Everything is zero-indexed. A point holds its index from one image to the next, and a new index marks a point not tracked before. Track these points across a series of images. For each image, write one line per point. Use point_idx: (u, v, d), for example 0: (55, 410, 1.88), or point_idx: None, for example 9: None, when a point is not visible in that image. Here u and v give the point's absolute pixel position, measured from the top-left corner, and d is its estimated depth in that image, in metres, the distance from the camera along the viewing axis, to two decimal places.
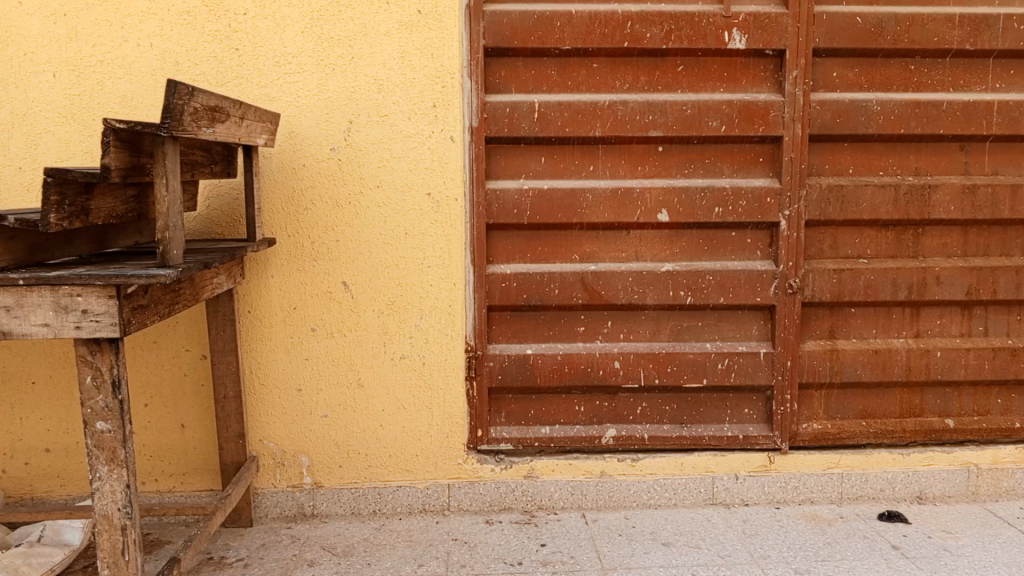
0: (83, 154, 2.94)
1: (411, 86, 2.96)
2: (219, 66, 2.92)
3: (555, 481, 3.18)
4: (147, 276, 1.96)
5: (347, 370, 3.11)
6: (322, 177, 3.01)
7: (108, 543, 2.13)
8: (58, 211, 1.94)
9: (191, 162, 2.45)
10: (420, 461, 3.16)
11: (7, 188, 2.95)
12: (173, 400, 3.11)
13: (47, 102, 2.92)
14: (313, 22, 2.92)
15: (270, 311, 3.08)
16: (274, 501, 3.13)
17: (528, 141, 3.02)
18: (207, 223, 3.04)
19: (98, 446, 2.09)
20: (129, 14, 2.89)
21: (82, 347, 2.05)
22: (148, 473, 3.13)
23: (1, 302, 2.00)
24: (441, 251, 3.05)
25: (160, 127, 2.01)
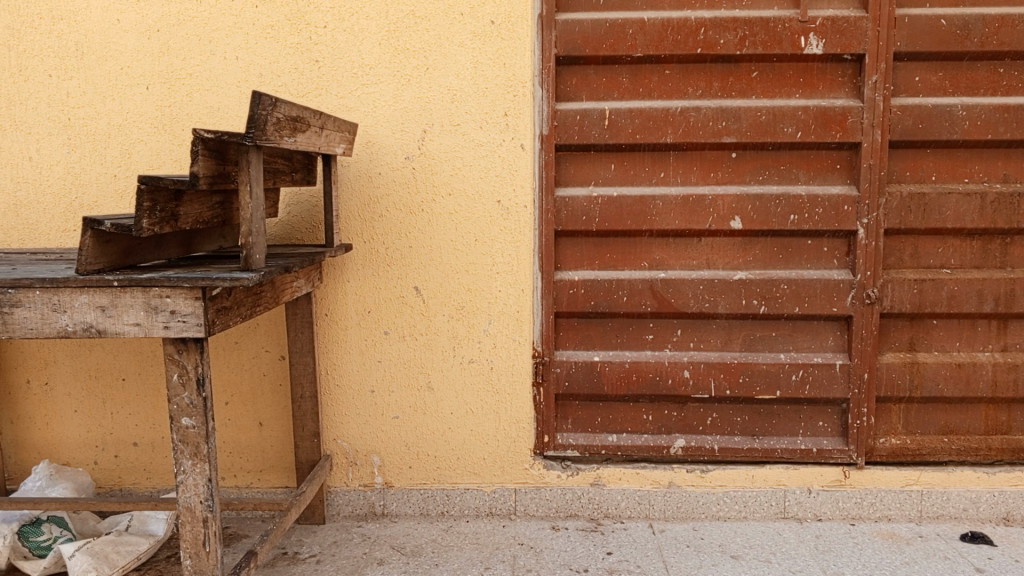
0: (173, 163, 3.09)
1: (484, 95, 3.01)
2: (301, 78, 3.03)
3: (621, 490, 3.17)
4: (231, 278, 2.05)
5: (417, 373, 3.17)
6: (396, 185, 3.08)
7: (190, 534, 2.23)
8: (151, 217, 2.05)
9: (273, 171, 2.55)
10: (487, 465, 3.20)
11: (103, 195, 3.12)
12: (252, 399, 3.23)
13: (141, 114, 3.08)
14: (389, 33, 3.00)
15: (344, 315, 3.16)
16: (346, 499, 3.22)
17: (599, 148, 3.03)
18: (287, 228, 3.15)
19: (183, 440, 2.19)
20: (218, 29, 3.02)
21: (170, 345, 2.15)
22: (228, 468, 3.26)
23: (97, 302, 2.12)
24: (510, 258, 3.09)
25: (245, 137, 2.10)
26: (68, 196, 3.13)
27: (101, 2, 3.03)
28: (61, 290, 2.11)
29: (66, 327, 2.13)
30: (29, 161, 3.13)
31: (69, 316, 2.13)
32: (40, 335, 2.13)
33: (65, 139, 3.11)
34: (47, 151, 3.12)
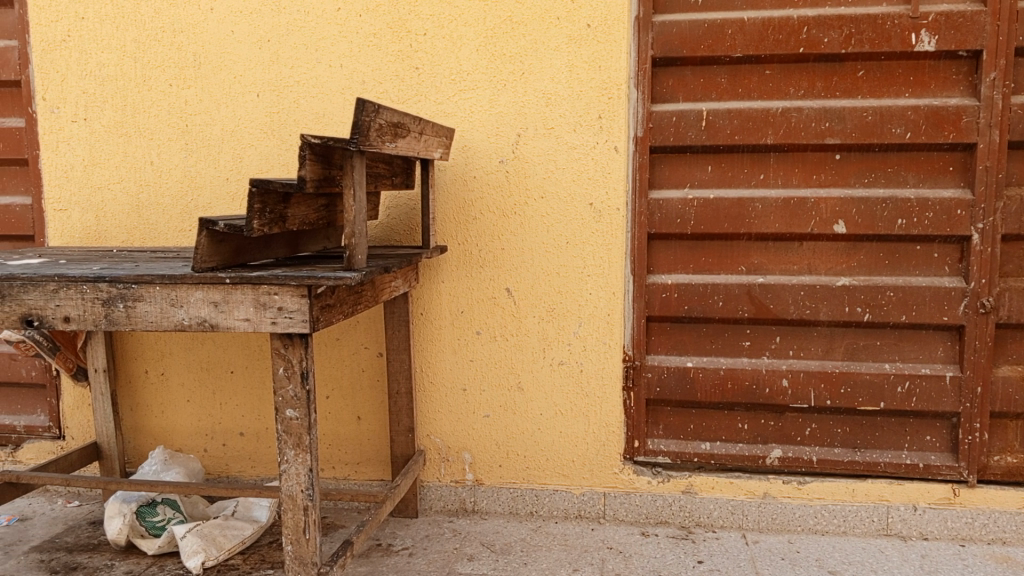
0: (280, 167, 3.24)
1: (579, 98, 3.02)
2: (401, 85, 3.13)
3: (714, 498, 3.12)
4: (334, 277, 2.13)
5: (508, 373, 3.21)
6: (491, 188, 3.13)
7: (291, 521, 2.33)
8: (261, 218, 2.15)
9: (374, 175, 2.64)
10: (577, 467, 3.21)
11: (217, 197, 3.30)
12: (351, 394, 3.35)
13: (252, 120, 3.24)
14: (487, 39, 3.05)
15: (439, 314, 3.24)
16: (439, 494, 3.30)
17: (695, 150, 2.99)
18: (386, 230, 3.25)
19: (287, 431, 2.29)
20: (324, 38, 3.15)
21: (277, 340, 2.26)
22: (327, 460, 3.39)
23: (211, 298, 2.24)
24: (602, 260, 3.08)
25: (350, 142, 2.18)
26: (185, 198, 3.33)
27: (217, 15, 3.21)
28: (178, 286, 2.25)
29: (182, 321, 2.26)
30: (151, 166, 3.34)
31: (185, 311, 2.26)
32: (159, 328, 2.27)
33: (183, 144, 3.31)
34: (167, 156, 3.33)
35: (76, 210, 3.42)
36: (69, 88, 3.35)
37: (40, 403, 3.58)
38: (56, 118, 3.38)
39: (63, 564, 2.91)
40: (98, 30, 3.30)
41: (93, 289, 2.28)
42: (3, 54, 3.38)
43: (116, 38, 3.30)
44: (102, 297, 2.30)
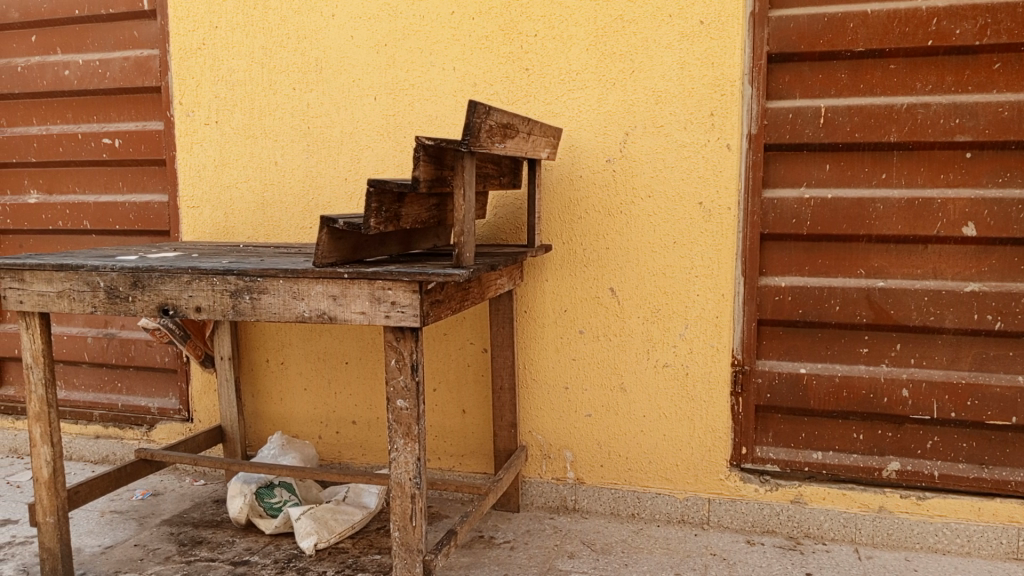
0: (395, 167, 3.35)
1: (690, 96, 2.97)
2: (511, 86, 3.17)
3: (825, 510, 3.00)
4: (444, 274, 2.19)
5: (612, 374, 3.20)
6: (597, 188, 3.13)
7: (399, 508, 2.41)
8: (377, 216, 2.24)
9: (483, 175, 2.69)
10: (681, 471, 3.16)
11: (335, 196, 3.45)
12: (457, 387, 3.42)
13: (369, 122, 3.36)
14: (597, 38, 3.05)
15: (544, 313, 3.27)
16: (540, 491, 3.32)
17: (812, 148, 2.89)
18: (493, 229, 3.31)
19: (397, 420, 2.36)
20: (438, 42, 3.23)
21: (390, 333, 2.34)
22: (433, 451, 3.48)
23: (330, 291, 2.35)
24: (711, 261, 3.03)
25: (461, 144, 2.24)
26: (305, 197, 3.49)
27: (338, 22, 3.35)
28: (300, 280, 2.37)
29: (303, 313, 2.38)
30: (275, 166, 3.53)
31: (306, 303, 2.38)
32: (281, 319, 2.40)
33: (304, 146, 3.47)
34: (290, 157, 3.50)
35: (207, 208, 3.65)
36: (203, 93, 3.58)
37: (172, 387, 3.84)
38: (191, 121, 3.62)
39: (189, 538, 3.12)
40: (230, 38, 3.51)
41: (223, 281, 2.44)
42: (146, 62, 3.66)
43: (246, 45, 3.50)
44: (231, 289, 2.45)
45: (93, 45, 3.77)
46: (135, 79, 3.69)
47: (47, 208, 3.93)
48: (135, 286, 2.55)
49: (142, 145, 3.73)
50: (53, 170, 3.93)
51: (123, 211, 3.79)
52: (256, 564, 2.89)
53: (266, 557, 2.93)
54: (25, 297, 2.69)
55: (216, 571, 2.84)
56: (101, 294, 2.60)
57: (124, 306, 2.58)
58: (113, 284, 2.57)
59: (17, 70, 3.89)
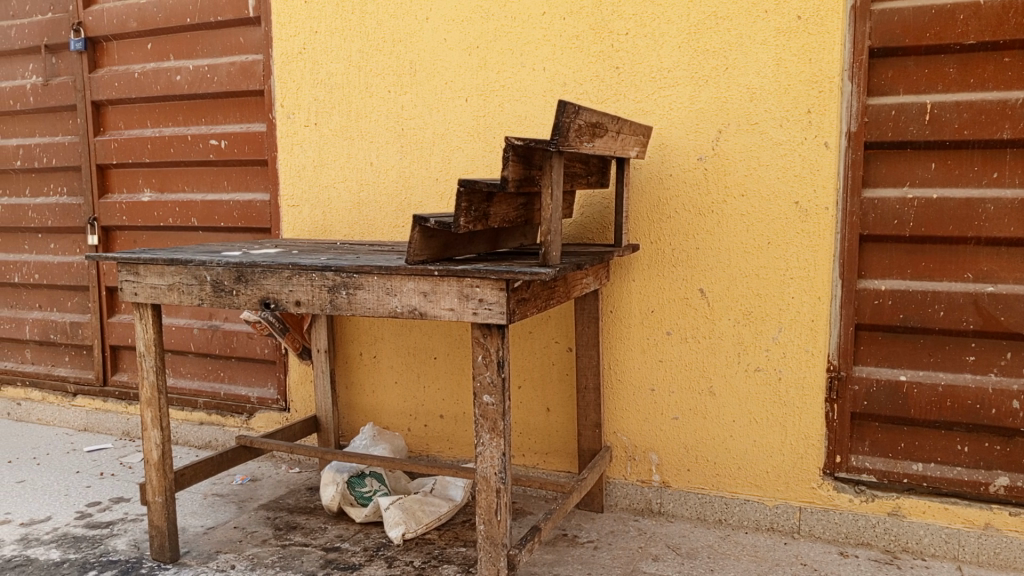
0: (484, 167, 3.40)
1: (786, 93, 2.90)
2: (602, 85, 3.17)
3: (925, 525, 2.87)
4: (531, 273, 2.21)
5: (700, 376, 3.16)
6: (687, 187, 3.09)
7: (485, 502, 2.44)
8: (466, 216, 2.29)
9: (571, 174, 2.70)
10: (771, 478, 3.09)
11: (427, 196, 3.53)
12: (542, 385, 3.44)
13: (460, 123, 3.42)
14: (689, 35, 3.01)
15: (630, 313, 3.25)
16: (625, 492, 3.31)
17: (917, 146, 2.77)
18: (581, 228, 3.31)
19: (483, 416, 2.40)
20: (529, 42, 3.26)
21: (477, 330, 2.38)
22: (518, 448, 3.51)
23: (421, 288, 2.41)
24: (806, 262, 2.94)
25: (550, 143, 2.26)
26: (398, 197, 3.59)
27: (431, 25, 3.42)
28: (393, 276, 2.44)
29: (395, 308, 2.45)
30: (370, 166, 3.63)
31: (398, 299, 2.44)
32: (375, 314, 2.48)
33: (398, 146, 3.56)
34: (384, 158, 3.60)
35: (306, 206, 3.80)
36: (303, 96, 3.73)
37: (270, 377, 4.02)
38: (292, 124, 3.77)
39: (285, 523, 3.26)
40: (328, 42, 3.64)
41: (321, 276, 2.53)
42: (251, 67, 3.84)
43: (344, 49, 3.62)
44: (328, 284, 2.54)
45: (203, 51, 3.98)
46: (240, 83, 3.88)
47: (159, 206, 4.17)
48: (239, 280, 2.69)
49: (246, 146, 3.92)
50: (165, 169, 4.17)
51: (228, 209, 3.99)
52: (347, 551, 2.99)
53: (356, 545, 3.03)
54: (140, 289, 2.86)
55: (309, 556, 2.96)
56: (208, 288, 2.74)
57: (229, 299, 2.71)
58: (219, 278, 2.71)
59: (134, 76, 4.14)
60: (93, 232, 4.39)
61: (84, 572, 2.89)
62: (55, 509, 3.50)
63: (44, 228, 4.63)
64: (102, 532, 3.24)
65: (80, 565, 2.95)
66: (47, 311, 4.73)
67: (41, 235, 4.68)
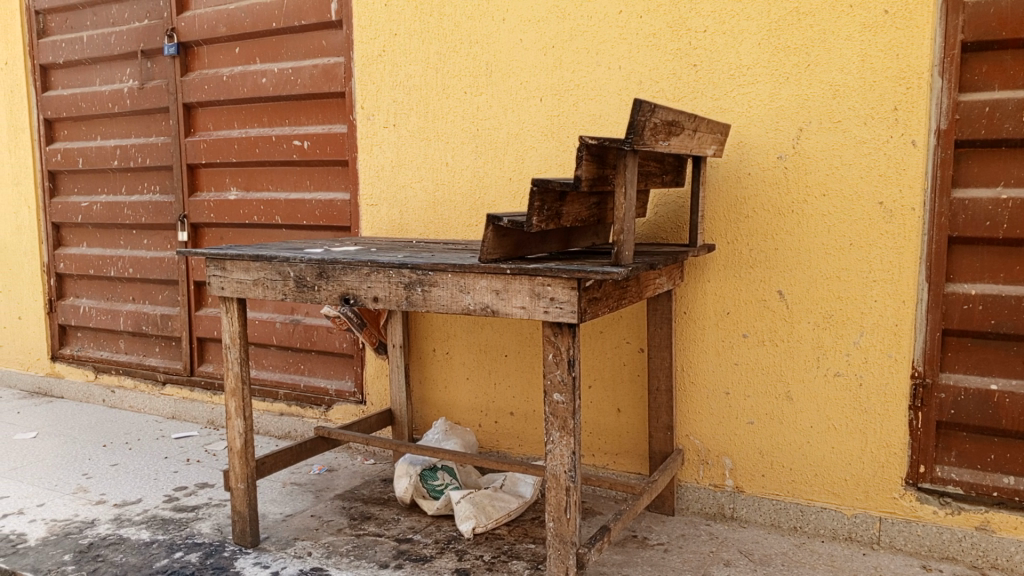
0: (558, 166, 3.41)
1: (871, 90, 2.81)
2: (678, 83, 3.13)
3: (1015, 541, 2.74)
4: (603, 273, 2.21)
5: (777, 380, 3.09)
6: (766, 186, 3.03)
7: (554, 499, 2.45)
8: (539, 215, 2.31)
9: (646, 173, 2.69)
10: (849, 486, 3.00)
11: (501, 195, 3.56)
12: (613, 386, 3.43)
13: (535, 123, 3.44)
14: (770, 32, 2.95)
15: (704, 314, 3.21)
16: (696, 496, 3.27)
17: (1012, 144, 2.63)
18: (655, 227, 3.28)
19: (554, 414, 2.41)
20: (605, 41, 3.25)
21: (548, 328, 2.39)
22: (588, 447, 3.51)
23: (493, 286, 2.44)
24: (890, 264, 2.85)
25: (624, 142, 2.25)
26: (472, 196, 3.63)
27: (508, 25, 3.45)
28: (466, 274, 2.47)
29: (469, 306, 2.49)
30: (446, 166, 3.69)
31: (471, 296, 2.48)
32: (449, 311, 2.52)
33: (473, 147, 3.61)
34: (459, 157, 3.65)
35: (383, 205, 3.89)
36: (383, 97, 3.82)
37: (347, 370, 4.13)
38: (371, 125, 3.87)
39: (359, 513, 3.34)
40: (408, 44, 3.72)
41: (398, 273, 2.59)
42: (333, 69, 3.96)
43: (422, 50, 3.69)
44: (404, 281, 2.60)
45: (288, 55, 4.12)
46: (322, 86, 4.00)
47: (245, 204, 4.34)
48: (320, 276, 2.78)
49: (328, 147, 4.04)
50: (251, 169, 4.33)
51: (310, 208, 4.12)
52: (419, 543, 3.05)
53: (428, 537, 3.09)
54: (226, 284, 2.98)
55: (382, 546, 3.03)
56: (291, 283, 2.84)
57: (311, 294, 2.81)
58: (302, 274, 2.81)
59: (222, 79, 4.32)
60: (183, 228, 4.60)
61: (171, 553, 3.03)
62: (145, 492, 3.68)
63: (138, 225, 4.88)
64: (188, 515, 3.40)
65: (167, 545, 3.10)
66: (139, 304, 4.98)
67: (136, 231, 4.93)
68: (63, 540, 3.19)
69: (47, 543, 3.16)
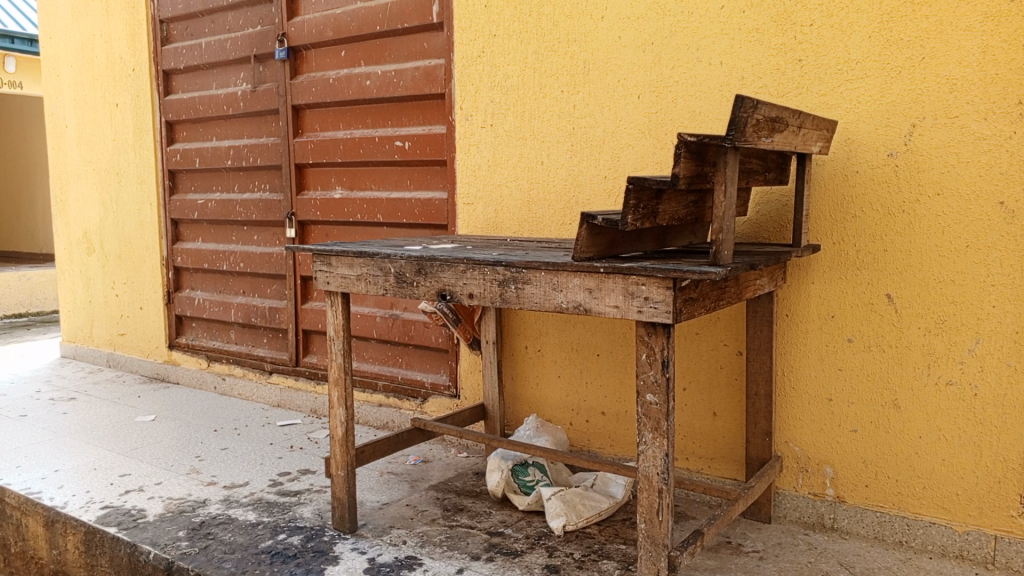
0: (655, 164, 3.37)
1: (992, 83, 2.65)
2: (782, 78, 3.05)
3: None
4: (700, 272, 2.18)
5: (883, 387, 2.97)
6: (876, 185, 2.91)
7: (646, 501, 2.43)
8: (635, 213, 2.30)
9: (747, 170, 2.64)
10: (961, 501, 2.84)
11: (596, 194, 3.55)
12: (709, 388, 3.37)
13: (632, 121, 3.42)
14: (881, 24, 2.83)
15: (806, 317, 3.11)
16: (794, 505, 3.17)
17: None
18: (755, 227, 3.21)
19: (646, 414, 2.39)
20: (706, 37, 3.20)
21: (642, 328, 2.38)
22: (681, 450, 3.46)
23: (586, 285, 2.44)
24: (1012, 268, 2.68)
25: (725, 139, 2.21)
26: (567, 194, 3.64)
27: (607, 23, 3.44)
28: (560, 272, 2.49)
29: (562, 304, 2.50)
30: (542, 165, 3.71)
31: (564, 295, 2.50)
32: (542, 309, 2.55)
33: (569, 145, 3.62)
34: (555, 156, 3.66)
35: (480, 204, 3.95)
36: (481, 98, 3.88)
37: (443, 365, 4.23)
38: (470, 125, 3.94)
39: (452, 505, 3.41)
40: (507, 44, 3.77)
41: (493, 271, 2.64)
42: (434, 71, 4.05)
43: (521, 50, 3.73)
44: (499, 279, 2.64)
45: (391, 57, 4.24)
46: (423, 87, 4.10)
47: (349, 203, 4.50)
48: (419, 273, 2.85)
49: (428, 147, 4.13)
50: (355, 168, 4.48)
51: (410, 206, 4.24)
52: (510, 537, 3.09)
53: (519, 532, 3.13)
54: (332, 279, 3.10)
55: (474, 538, 3.08)
56: (392, 279, 2.93)
57: (410, 290, 2.89)
58: (401, 270, 2.89)
59: (329, 81, 4.48)
60: (291, 225, 4.81)
61: (275, 535, 3.18)
62: (252, 476, 3.87)
63: (249, 221, 5.13)
64: (291, 500, 3.55)
65: (272, 527, 3.26)
66: (250, 297, 5.24)
67: (247, 227, 5.19)
68: (177, 517, 3.40)
69: (164, 520, 3.38)
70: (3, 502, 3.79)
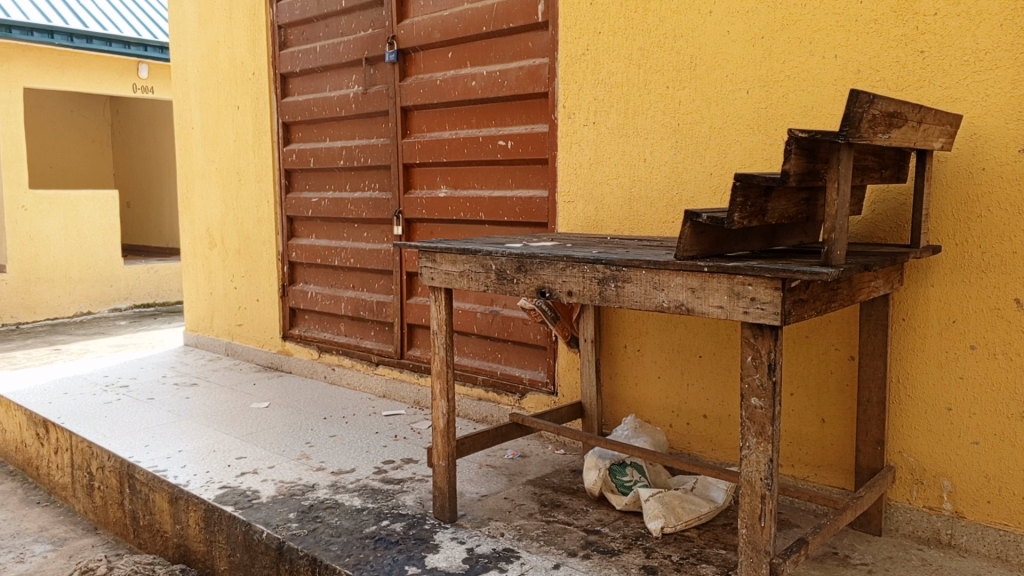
0: (763, 162, 3.29)
1: None
2: (902, 72, 2.92)
3: None
4: (810, 273, 2.12)
5: (1009, 398, 2.79)
6: (1004, 183, 2.74)
7: (748, 505, 2.38)
8: (741, 211, 2.25)
9: (862, 168, 2.53)
10: None
11: (700, 192, 3.50)
12: (817, 394, 3.26)
13: (740, 117, 3.34)
14: (1014, 12, 2.66)
15: (924, 322, 2.96)
16: (907, 518, 3.03)
17: None
18: (870, 226, 3.08)
19: (751, 418, 2.34)
20: (820, 30, 3.09)
21: (747, 329, 2.33)
22: (786, 457, 3.36)
23: (690, 284, 2.42)
24: None
25: (839, 135, 2.14)
26: (670, 192, 3.60)
27: (714, 17, 3.38)
28: (662, 271, 2.47)
29: (663, 303, 2.49)
30: (644, 163, 3.69)
31: (666, 294, 2.48)
32: (642, 307, 2.53)
33: (672, 144, 3.58)
34: (658, 154, 3.63)
35: (582, 202, 3.95)
36: (585, 96, 3.89)
37: (542, 362, 4.26)
38: (572, 123, 3.95)
39: (550, 500, 3.44)
40: (611, 41, 3.76)
41: (593, 268, 2.64)
42: (538, 70, 4.08)
43: (626, 47, 3.71)
44: (599, 276, 2.65)
45: (496, 57, 4.31)
46: (528, 86, 4.14)
47: (453, 202, 4.61)
48: (520, 269, 2.89)
49: (530, 146, 4.17)
50: (459, 168, 4.58)
51: (512, 204, 4.29)
52: (607, 536, 3.09)
53: (616, 531, 3.12)
54: (436, 275, 3.18)
55: (571, 535, 3.10)
56: (493, 275, 2.98)
57: (510, 287, 2.93)
58: (502, 267, 2.94)
59: (436, 83, 4.60)
60: (399, 223, 4.96)
61: (379, 521, 3.30)
62: (358, 462, 4.03)
63: (359, 219, 5.33)
64: (394, 488, 3.67)
65: (376, 514, 3.38)
66: (358, 291, 5.44)
67: (357, 225, 5.39)
68: (288, 499, 3.58)
69: (276, 501, 3.56)
70: (133, 477, 4.09)
